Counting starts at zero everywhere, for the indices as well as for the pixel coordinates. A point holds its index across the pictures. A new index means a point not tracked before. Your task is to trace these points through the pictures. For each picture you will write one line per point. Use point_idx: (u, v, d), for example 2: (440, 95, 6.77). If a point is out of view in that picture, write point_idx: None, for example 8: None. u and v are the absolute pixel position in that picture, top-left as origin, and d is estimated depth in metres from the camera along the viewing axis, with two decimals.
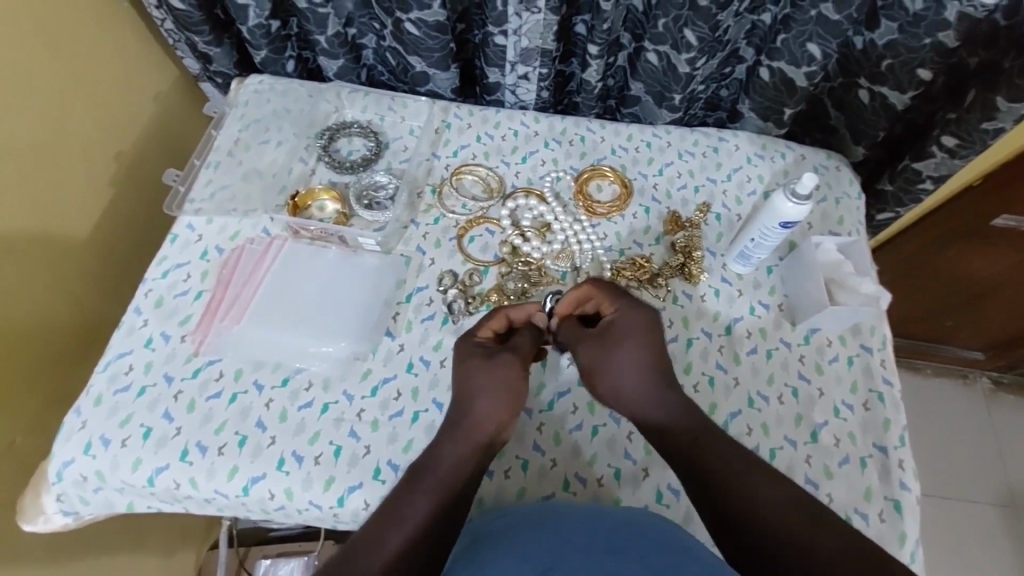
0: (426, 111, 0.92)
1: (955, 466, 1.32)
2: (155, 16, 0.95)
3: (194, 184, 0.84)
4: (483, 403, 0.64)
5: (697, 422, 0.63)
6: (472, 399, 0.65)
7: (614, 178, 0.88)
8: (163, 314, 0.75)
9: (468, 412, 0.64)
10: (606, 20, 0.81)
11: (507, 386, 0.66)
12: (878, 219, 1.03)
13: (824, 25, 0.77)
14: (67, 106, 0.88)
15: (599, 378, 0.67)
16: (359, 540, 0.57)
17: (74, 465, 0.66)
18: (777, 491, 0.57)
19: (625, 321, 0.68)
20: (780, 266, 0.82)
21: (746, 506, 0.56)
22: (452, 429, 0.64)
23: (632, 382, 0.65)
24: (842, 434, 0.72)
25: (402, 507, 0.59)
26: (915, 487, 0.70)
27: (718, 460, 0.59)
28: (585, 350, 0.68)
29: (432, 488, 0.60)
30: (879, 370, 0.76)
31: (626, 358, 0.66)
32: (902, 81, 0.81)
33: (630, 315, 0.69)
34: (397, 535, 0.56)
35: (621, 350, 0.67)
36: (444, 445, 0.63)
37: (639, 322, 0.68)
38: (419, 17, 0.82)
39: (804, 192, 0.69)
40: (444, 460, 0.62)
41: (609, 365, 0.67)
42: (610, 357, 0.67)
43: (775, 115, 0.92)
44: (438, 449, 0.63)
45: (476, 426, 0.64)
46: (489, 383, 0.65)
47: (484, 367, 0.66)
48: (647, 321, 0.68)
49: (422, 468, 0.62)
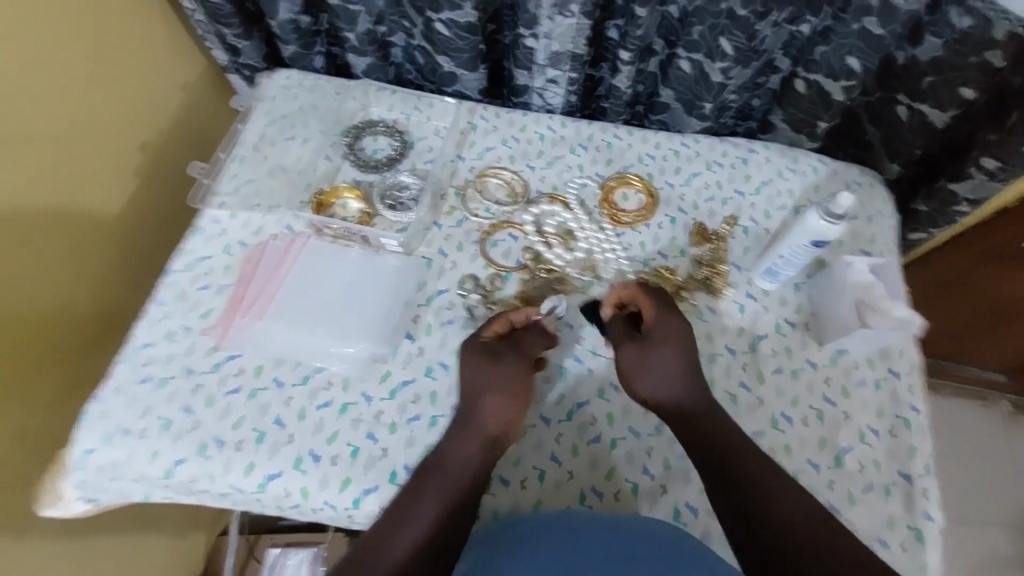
0: (453, 112, 0.91)
1: (973, 489, 1.29)
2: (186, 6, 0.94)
3: (220, 178, 0.84)
4: (497, 400, 0.65)
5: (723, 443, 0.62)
6: (479, 399, 0.65)
7: (640, 187, 0.86)
8: (185, 307, 0.75)
9: (476, 410, 0.64)
10: (640, 26, 0.80)
11: (518, 387, 0.66)
12: (910, 238, 1.01)
13: (866, 39, 0.76)
14: (95, 95, 0.88)
15: (626, 377, 0.67)
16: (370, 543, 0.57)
17: (94, 454, 0.67)
18: (795, 498, 0.57)
19: (663, 325, 0.68)
20: (808, 284, 0.80)
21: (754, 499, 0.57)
22: (468, 428, 0.64)
23: (657, 381, 0.65)
24: (866, 460, 0.70)
25: (410, 509, 0.60)
26: (940, 518, 0.68)
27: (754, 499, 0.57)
28: (618, 350, 0.69)
29: (440, 486, 0.61)
30: (906, 395, 0.74)
31: (663, 359, 0.66)
32: (943, 99, 0.79)
33: (669, 320, 0.68)
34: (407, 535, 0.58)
35: (656, 348, 0.67)
36: (459, 443, 0.63)
37: (678, 330, 0.68)
38: (451, 17, 0.81)
39: (839, 211, 0.67)
40: (454, 454, 0.63)
41: (639, 365, 0.67)
42: (640, 356, 0.67)
43: (808, 128, 0.90)
44: (456, 445, 0.63)
45: (491, 424, 0.64)
46: (503, 385, 0.66)
47: (490, 365, 0.67)
48: (684, 328, 0.69)
49: (437, 465, 0.63)
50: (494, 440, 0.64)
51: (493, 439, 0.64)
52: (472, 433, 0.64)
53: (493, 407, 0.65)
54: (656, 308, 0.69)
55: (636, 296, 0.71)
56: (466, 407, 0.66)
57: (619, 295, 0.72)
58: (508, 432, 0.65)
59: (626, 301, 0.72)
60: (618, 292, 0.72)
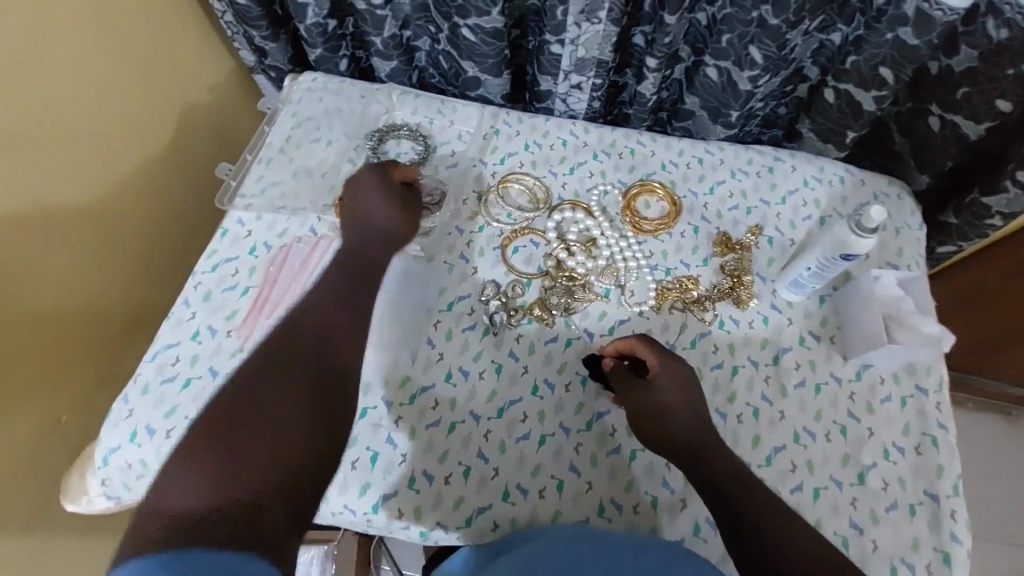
0: (476, 116, 0.91)
1: (997, 507, 1.27)
2: (216, 8, 0.96)
3: (246, 180, 0.85)
4: (371, 203, 0.73)
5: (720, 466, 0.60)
6: (366, 214, 0.72)
7: (663, 195, 0.86)
8: (210, 307, 0.76)
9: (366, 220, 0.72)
10: (668, 33, 0.79)
11: (399, 223, 0.74)
12: (939, 251, 0.99)
13: (901, 49, 0.73)
14: (125, 97, 0.89)
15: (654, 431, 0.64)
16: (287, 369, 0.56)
17: (120, 452, 0.68)
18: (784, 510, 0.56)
19: (666, 376, 0.65)
20: (834, 296, 0.79)
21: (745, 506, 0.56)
22: (362, 222, 0.72)
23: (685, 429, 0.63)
24: (891, 478, 0.69)
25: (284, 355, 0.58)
26: (967, 540, 0.67)
27: (740, 521, 0.55)
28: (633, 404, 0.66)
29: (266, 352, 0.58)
30: (934, 413, 0.72)
31: (670, 411, 0.63)
32: (978, 110, 0.77)
33: (673, 371, 0.65)
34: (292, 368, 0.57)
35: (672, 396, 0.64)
36: (355, 232, 0.72)
37: (681, 380, 0.65)
38: (477, 23, 0.81)
39: (870, 225, 0.66)
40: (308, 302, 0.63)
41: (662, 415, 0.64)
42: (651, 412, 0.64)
43: (836, 137, 0.89)
44: (350, 244, 0.71)
45: (381, 235, 0.72)
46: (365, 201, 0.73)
47: (381, 183, 0.74)
48: (688, 377, 0.65)
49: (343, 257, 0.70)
50: (385, 238, 0.72)
51: (381, 231, 0.72)
52: (364, 230, 0.72)
53: (373, 211, 0.72)
54: (659, 358, 0.66)
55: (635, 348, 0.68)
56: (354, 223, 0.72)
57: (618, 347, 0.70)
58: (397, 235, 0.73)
59: (625, 351, 0.69)
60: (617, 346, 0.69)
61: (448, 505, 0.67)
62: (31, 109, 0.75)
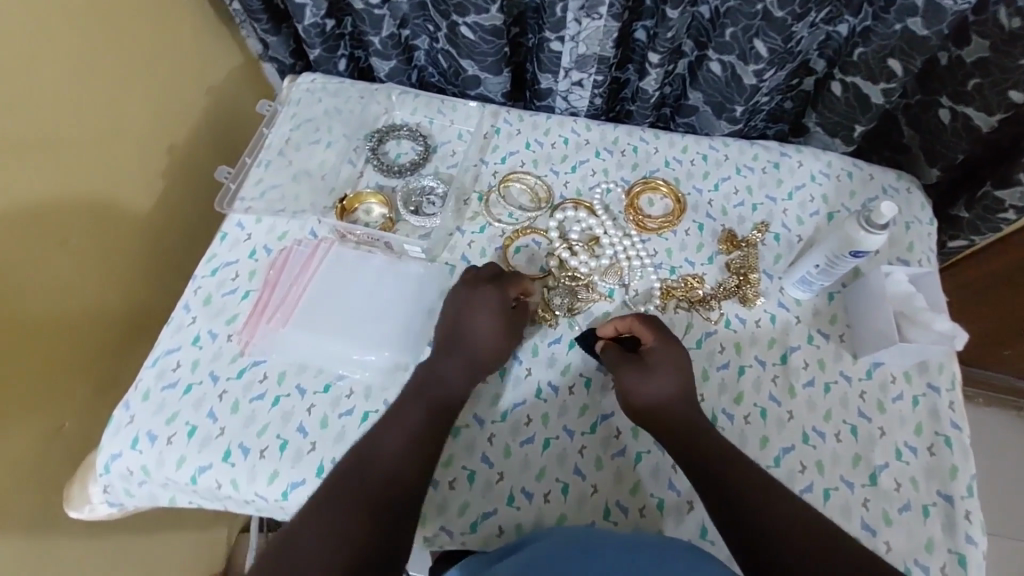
0: (477, 115, 0.90)
1: (1010, 504, 1.25)
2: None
3: (245, 183, 0.85)
4: (478, 321, 0.69)
5: (726, 470, 0.60)
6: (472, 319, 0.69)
7: (667, 192, 0.84)
8: (211, 312, 0.75)
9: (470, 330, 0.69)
10: (670, 28, 0.78)
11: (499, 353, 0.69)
12: (949, 245, 0.97)
13: (909, 40, 0.72)
14: (123, 102, 0.89)
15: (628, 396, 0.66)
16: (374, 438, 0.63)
17: (121, 458, 0.68)
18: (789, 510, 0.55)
19: (664, 352, 0.68)
20: (843, 294, 0.78)
21: (746, 508, 0.56)
22: (465, 343, 0.69)
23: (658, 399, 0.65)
24: (904, 479, 0.68)
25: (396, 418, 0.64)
26: (982, 541, 0.65)
27: (742, 522, 0.55)
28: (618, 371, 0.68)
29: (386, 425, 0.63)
30: (946, 412, 0.71)
31: (664, 383, 0.66)
32: (989, 102, 0.75)
33: (670, 349, 0.68)
34: (397, 436, 0.62)
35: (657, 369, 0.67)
36: (450, 356, 0.68)
37: (678, 358, 0.68)
38: (476, 21, 0.80)
39: (880, 221, 0.64)
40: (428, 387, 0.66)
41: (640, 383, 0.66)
42: (643, 382, 0.66)
43: (844, 131, 0.87)
44: (439, 363, 0.68)
45: (479, 360, 0.68)
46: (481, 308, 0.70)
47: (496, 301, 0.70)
48: (685, 357, 0.68)
49: (427, 379, 0.67)
50: (478, 366, 0.68)
51: (477, 354, 0.68)
52: (470, 341, 0.69)
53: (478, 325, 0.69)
54: (658, 337, 0.69)
55: (634, 326, 0.71)
56: (456, 329, 0.70)
57: (617, 325, 0.72)
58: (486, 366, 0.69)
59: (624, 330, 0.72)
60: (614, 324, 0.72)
61: (452, 510, 0.66)
62: (29, 114, 0.74)
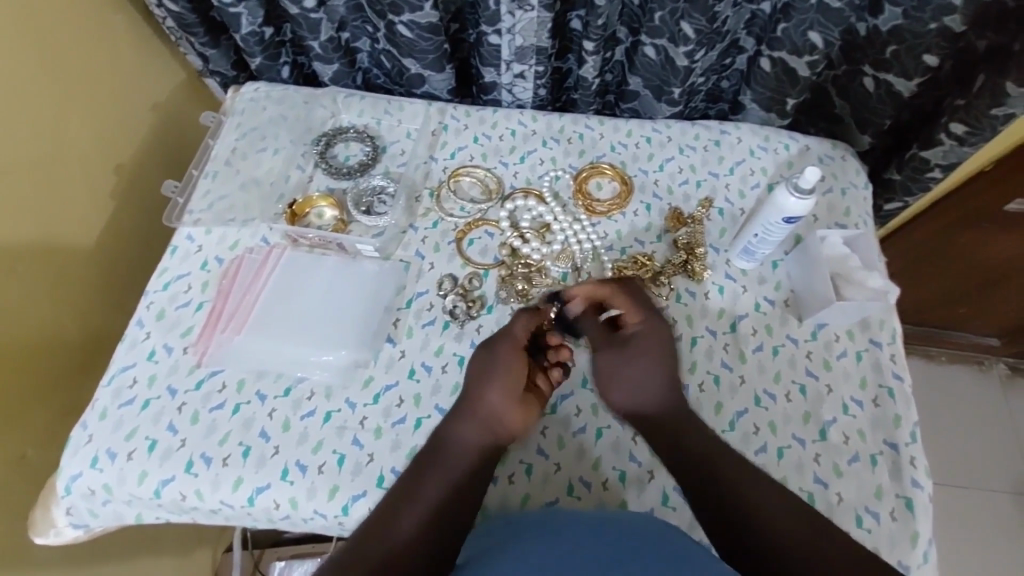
0: (422, 113, 0.91)
1: (972, 454, 1.30)
2: (157, 13, 0.92)
3: (193, 195, 0.85)
4: (486, 391, 0.65)
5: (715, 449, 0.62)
6: (482, 390, 0.65)
7: (613, 175, 0.86)
8: (165, 326, 0.75)
9: (479, 399, 0.64)
10: (601, 15, 0.80)
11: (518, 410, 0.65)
12: (886, 208, 1.01)
13: (825, 13, 0.75)
14: (66, 123, 0.88)
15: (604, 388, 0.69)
16: (383, 515, 0.58)
17: (82, 478, 0.67)
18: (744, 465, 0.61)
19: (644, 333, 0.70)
20: (786, 261, 0.81)
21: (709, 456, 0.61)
22: (469, 412, 0.64)
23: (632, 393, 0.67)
24: (851, 432, 0.71)
25: (414, 491, 0.60)
26: (928, 484, 0.68)
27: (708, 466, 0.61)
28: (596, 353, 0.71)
29: (410, 500, 0.59)
30: (888, 365, 0.74)
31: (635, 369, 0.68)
32: (906, 67, 0.79)
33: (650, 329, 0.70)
34: (412, 514, 0.58)
35: (636, 357, 0.69)
36: (461, 427, 0.64)
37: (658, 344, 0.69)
38: (411, 19, 0.81)
39: (807, 186, 0.67)
40: (443, 458, 0.62)
41: (615, 373, 0.69)
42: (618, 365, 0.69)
43: (778, 105, 0.90)
44: (454, 432, 0.64)
45: (490, 429, 0.64)
46: (499, 374, 0.66)
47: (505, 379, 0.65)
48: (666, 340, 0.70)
49: (442, 454, 0.63)
50: (493, 430, 0.64)
51: (491, 425, 0.64)
52: (482, 411, 0.64)
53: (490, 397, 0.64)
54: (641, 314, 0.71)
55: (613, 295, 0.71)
56: (466, 397, 0.65)
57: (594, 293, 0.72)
58: (507, 433, 0.64)
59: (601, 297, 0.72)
60: (590, 288, 0.71)
61: None
62: None
